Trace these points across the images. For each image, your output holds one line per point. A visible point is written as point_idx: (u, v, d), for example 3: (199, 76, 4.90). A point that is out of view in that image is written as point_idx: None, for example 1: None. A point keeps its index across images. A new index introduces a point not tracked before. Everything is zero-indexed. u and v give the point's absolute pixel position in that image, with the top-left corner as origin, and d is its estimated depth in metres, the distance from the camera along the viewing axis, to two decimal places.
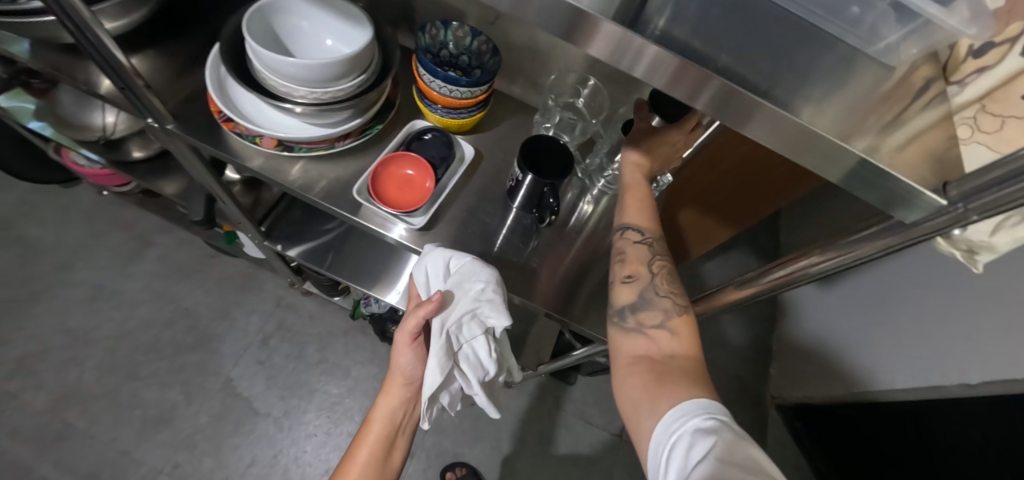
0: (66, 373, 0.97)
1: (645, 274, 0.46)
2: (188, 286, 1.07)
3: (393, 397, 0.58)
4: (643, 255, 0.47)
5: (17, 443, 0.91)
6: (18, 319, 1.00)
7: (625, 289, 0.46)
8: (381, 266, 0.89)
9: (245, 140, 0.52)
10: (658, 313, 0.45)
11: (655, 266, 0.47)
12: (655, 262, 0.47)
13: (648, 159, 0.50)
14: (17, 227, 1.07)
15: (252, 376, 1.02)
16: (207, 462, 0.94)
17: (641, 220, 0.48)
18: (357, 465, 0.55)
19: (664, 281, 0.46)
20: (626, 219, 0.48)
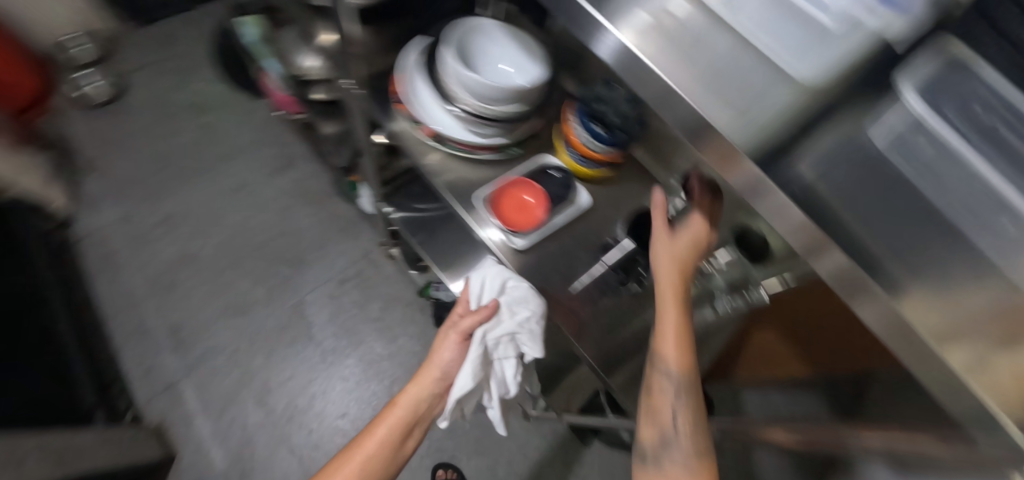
0: (193, 240, 1.17)
1: (667, 414, 0.45)
2: (305, 210, 1.23)
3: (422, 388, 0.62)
4: (669, 395, 0.45)
5: (141, 278, 1.11)
6: (181, 184, 1.22)
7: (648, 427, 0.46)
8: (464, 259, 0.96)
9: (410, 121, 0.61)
10: (678, 455, 0.44)
11: (680, 406, 0.44)
12: (680, 402, 0.44)
13: (677, 277, 0.47)
14: (210, 115, 1.32)
15: (320, 306, 1.14)
16: (258, 359, 1.08)
17: (672, 357, 0.44)
18: (377, 438, 0.60)
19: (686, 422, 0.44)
20: (655, 354, 0.46)
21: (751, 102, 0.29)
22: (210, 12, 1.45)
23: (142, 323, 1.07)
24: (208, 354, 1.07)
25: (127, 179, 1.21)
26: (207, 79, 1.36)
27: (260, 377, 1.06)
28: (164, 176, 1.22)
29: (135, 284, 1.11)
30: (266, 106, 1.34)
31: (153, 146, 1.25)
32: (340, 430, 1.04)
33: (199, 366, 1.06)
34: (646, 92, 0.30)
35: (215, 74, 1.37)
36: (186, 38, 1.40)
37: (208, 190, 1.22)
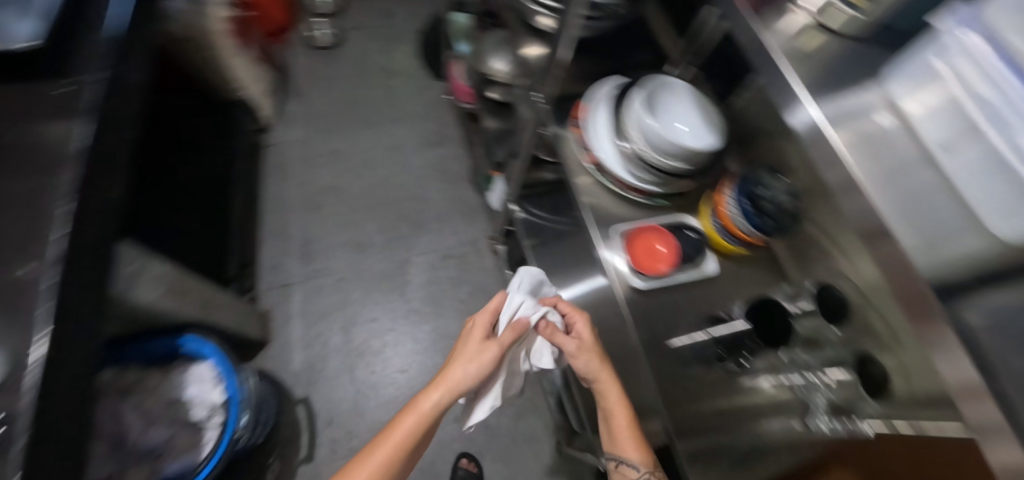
0: (345, 176, 1.35)
1: None
2: (439, 185, 1.37)
3: (446, 393, 0.62)
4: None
5: (295, 190, 1.31)
6: (353, 128, 1.43)
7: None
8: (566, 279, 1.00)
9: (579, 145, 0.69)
10: None
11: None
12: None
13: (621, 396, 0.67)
14: (396, 80, 1.52)
15: (420, 270, 1.26)
16: (356, 293, 1.21)
17: (635, 456, 0.64)
18: (400, 437, 0.61)
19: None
20: (622, 452, 0.65)
21: (936, 234, 0.31)
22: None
23: (283, 228, 1.26)
24: (321, 273, 1.22)
25: (316, 111, 1.43)
26: (404, 50, 1.57)
27: (351, 309, 1.19)
28: (343, 117, 1.44)
29: (290, 195, 1.31)
30: (441, 87, 1.51)
31: (345, 91, 1.48)
32: (396, 383, 1.13)
33: (311, 279, 1.22)
34: (839, 192, 0.33)
35: (412, 48, 1.57)
36: (402, 14, 1.64)
37: (372, 140, 1.41)
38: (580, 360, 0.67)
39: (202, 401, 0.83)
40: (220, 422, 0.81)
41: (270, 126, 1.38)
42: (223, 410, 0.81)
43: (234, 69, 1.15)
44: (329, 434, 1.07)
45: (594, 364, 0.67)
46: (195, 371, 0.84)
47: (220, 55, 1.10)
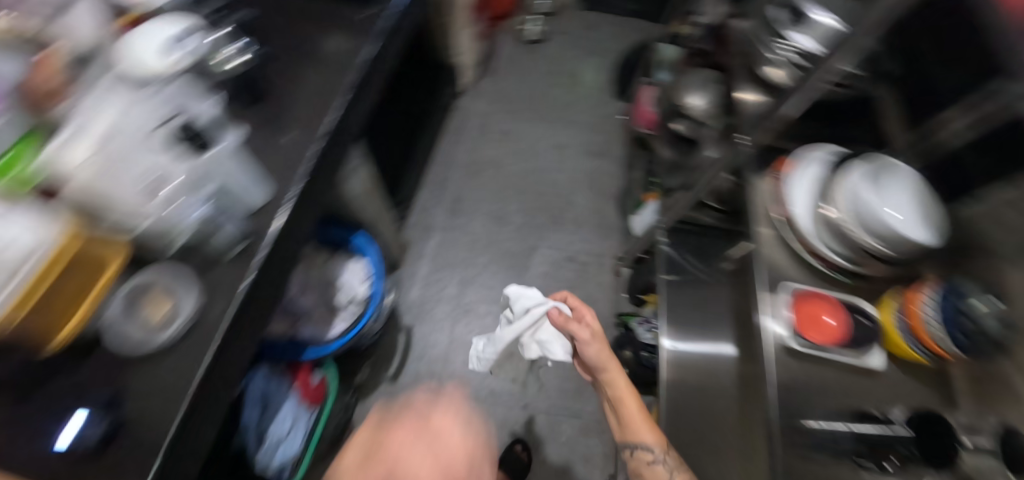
0: (509, 154, 1.45)
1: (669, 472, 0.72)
2: (587, 192, 1.41)
3: None
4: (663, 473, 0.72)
5: (465, 150, 1.43)
6: (531, 114, 1.51)
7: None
8: (692, 323, 1.00)
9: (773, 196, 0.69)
10: None
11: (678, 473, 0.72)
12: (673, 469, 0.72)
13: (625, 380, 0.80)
14: (584, 84, 1.58)
15: (542, 261, 1.31)
16: (480, 258, 1.30)
17: (650, 440, 0.74)
18: None
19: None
20: (639, 438, 0.75)
21: None
22: (641, 19, 1.70)
23: (443, 181, 1.38)
24: (458, 231, 1.32)
25: (506, 91, 1.54)
26: (601, 62, 1.62)
27: (472, 270, 1.28)
28: (526, 101, 1.53)
29: (460, 156, 1.42)
30: (622, 106, 1.55)
31: (535, 82, 1.56)
32: None
33: (447, 233, 1.32)
34: None
35: (608, 62, 1.62)
36: (611, 27, 1.69)
37: (542, 132, 1.49)
38: (590, 347, 0.81)
39: (348, 290, 0.96)
40: (355, 313, 0.94)
41: (464, 91, 1.51)
42: (362, 303, 0.95)
43: (457, 38, 1.32)
44: (415, 368, 1.18)
45: (599, 351, 0.80)
46: (350, 265, 0.98)
47: (454, 23, 1.26)
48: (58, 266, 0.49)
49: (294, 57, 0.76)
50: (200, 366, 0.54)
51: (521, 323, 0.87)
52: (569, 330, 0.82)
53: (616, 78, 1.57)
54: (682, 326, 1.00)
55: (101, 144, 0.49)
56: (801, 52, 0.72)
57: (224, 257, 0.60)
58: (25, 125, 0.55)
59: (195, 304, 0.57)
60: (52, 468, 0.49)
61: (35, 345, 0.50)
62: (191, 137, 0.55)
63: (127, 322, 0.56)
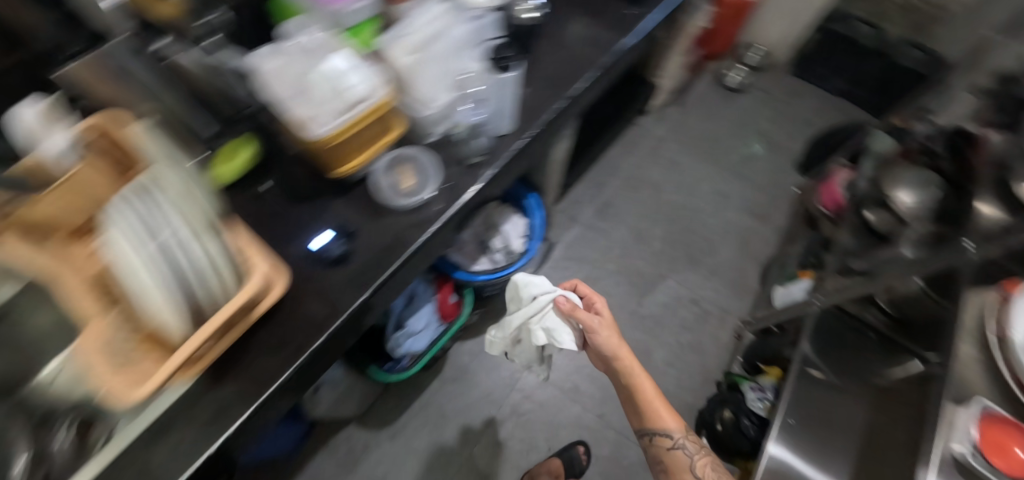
0: (668, 182, 1.47)
1: (689, 465, 0.72)
2: (734, 247, 1.38)
3: None
4: (682, 460, 0.72)
5: (628, 165, 1.48)
6: (704, 154, 1.51)
7: (679, 473, 0.72)
8: (814, 429, 0.93)
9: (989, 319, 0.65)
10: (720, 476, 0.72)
11: (698, 458, 0.73)
12: (693, 456, 0.73)
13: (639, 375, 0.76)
14: (768, 144, 1.53)
15: (664, 293, 1.32)
16: (608, 266, 1.34)
17: (672, 425, 0.75)
18: None
19: (704, 469, 0.72)
20: (661, 426, 0.75)
21: None
22: (848, 100, 1.60)
23: (600, 184, 1.44)
24: (598, 232, 1.37)
25: (688, 125, 1.56)
26: (795, 130, 1.56)
27: (597, 273, 1.32)
28: (704, 140, 1.54)
29: (624, 168, 1.47)
30: (800, 180, 1.48)
31: (720, 127, 1.56)
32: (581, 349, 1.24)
33: (588, 230, 1.38)
34: None
35: (803, 133, 1.55)
36: (816, 99, 1.62)
37: (709, 175, 1.48)
38: (603, 334, 0.75)
39: (504, 238, 1.04)
40: (501, 261, 1.01)
41: (649, 112, 1.55)
42: (512, 256, 1.02)
43: (667, 62, 1.37)
44: None
45: (611, 336, 0.75)
46: (516, 218, 1.06)
47: (671, 48, 1.31)
48: (369, 116, 0.60)
49: (555, 25, 0.86)
50: (418, 237, 0.65)
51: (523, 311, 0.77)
52: (579, 317, 0.75)
53: (805, 150, 1.50)
54: (802, 428, 0.93)
55: (423, 45, 0.64)
56: None
57: (466, 162, 0.71)
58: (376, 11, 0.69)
59: (436, 187, 0.68)
60: (304, 261, 0.62)
61: (328, 165, 0.63)
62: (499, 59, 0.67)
63: (384, 177, 0.67)
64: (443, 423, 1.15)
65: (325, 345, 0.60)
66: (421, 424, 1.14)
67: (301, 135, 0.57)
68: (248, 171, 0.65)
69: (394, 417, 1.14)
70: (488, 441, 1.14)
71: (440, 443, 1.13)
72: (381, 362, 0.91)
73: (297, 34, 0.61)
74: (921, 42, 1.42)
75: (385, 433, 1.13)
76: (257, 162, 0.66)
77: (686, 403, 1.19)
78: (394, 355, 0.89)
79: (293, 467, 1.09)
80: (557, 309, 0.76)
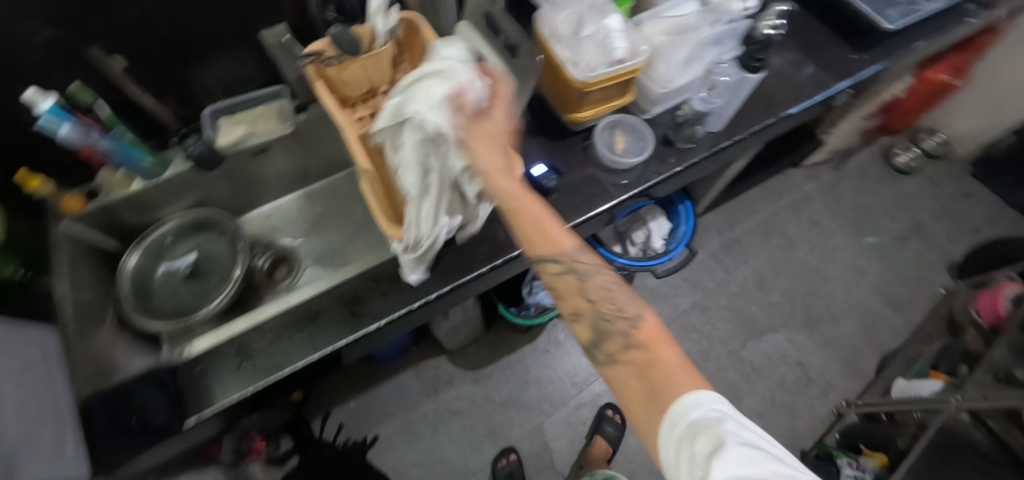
0: (804, 239, 1.42)
1: (584, 306, 0.48)
2: (857, 325, 1.32)
3: None
4: (575, 288, 0.47)
5: (767, 210, 1.46)
6: (849, 225, 1.45)
7: (570, 300, 0.48)
8: None
9: None
10: (630, 309, 0.46)
11: (592, 294, 0.47)
12: (588, 288, 0.47)
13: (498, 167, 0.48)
14: (923, 236, 1.44)
15: (770, 344, 1.28)
16: (720, 299, 1.32)
17: (555, 241, 0.47)
18: None
19: (597, 294, 0.48)
20: (539, 251, 0.47)
21: None
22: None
23: (733, 220, 1.43)
24: (719, 265, 1.36)
25: (839, 192, 1.50)
26: (956, 231, 1.45)
27: (706, 303, 1.32)
28: (852, 211, 1.47)
29: (761, 212, 1.45)
30: (949, 283, 1.38)
31: (874, 203, 1.49)
32: None
33: (709, 260, 1.37)
34: None
35: (965, 237, 1.44)
36: (990, 206, 1.50)
37: (849, 246, 1.42)
38: (486, 155, 0.46)
39: (647, 235, 1.07)
40: (638, 254, 1.05)
41: (802, 167, 1.51)
42: (650, 253, 1.06)
43: (843, 123, 1.33)
44: None
45: (485, 135, 0.47)
46: (662, 219, 1.09)
47: (856, 109, 1.27)
48: (625, 75, 0.65)
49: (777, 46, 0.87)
50: (619, 196, 0.71)
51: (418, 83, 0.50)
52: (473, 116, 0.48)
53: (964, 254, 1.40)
54: None
55: (681, 30, 0.69)
56: None
57: (677, 145, 0.75)
58: None
59: (646, 155, 0.73)
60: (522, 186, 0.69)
61: (569, 108, 0.70)
62: (754, 60, 0.71)
63: (602, 134, 0.74)
64: (525, 387, 1.19)
65: (516, 259, 0.68)
66: (505, 379, 1.20)
67: (567, 74, 0.64)
68: None
69: (483, 364, 1.21)
70: (560, 417, 1.17)
71: (517, 403, 1.18)
72: (511, 305, 0.97)
73: None
74: None
75: (470, 376, 1.19)
76: None
77: None
78: (526, 301, 0.95)
79: (386, 373, 1.19)
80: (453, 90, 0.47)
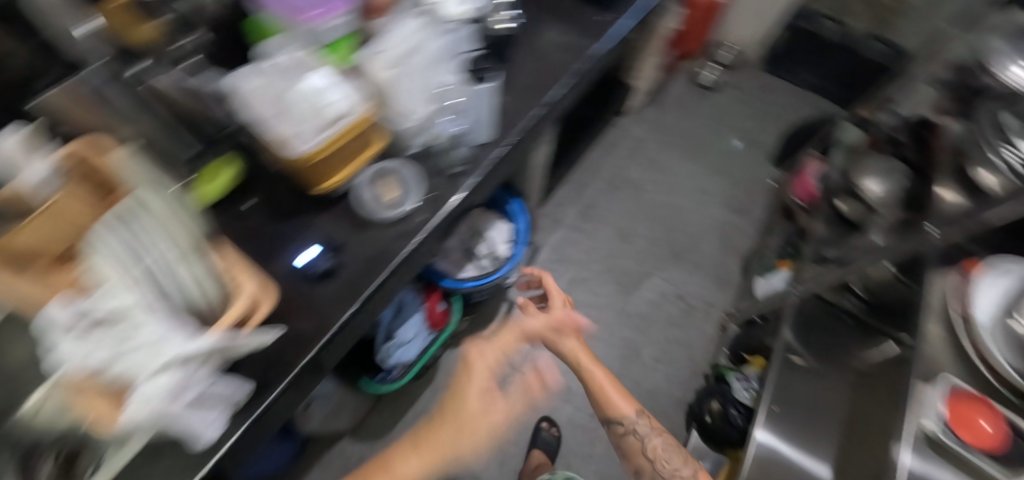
0: (649, 180, 1.49)
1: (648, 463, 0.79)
2: (717, 241, 1.41)
3: (424, 465, 0.67)
4: (637, 442, 0.82)
5: (608, 165, 1.50)
6: (683, 152, 1.54)
7: (636, 456, 0.81)
8: (807, 399, 0.98)
9: (953, 316, 0.67)
10: (686, 467, 0.77)
11: (652, 451, 0.80)
12: (649, 447, 0.80)
13: (580, 350, 0.89)
14: (744, 139, 1.57)
15: (650, 290, 1.34)
16: (594, 266, 1.35)
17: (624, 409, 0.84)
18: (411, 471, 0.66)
19: (656, 453, 0.79)
20: (608, 415, 0.85)
21: None
22: (817, 95, 1.65)
23: (582, 186, 1.46)
24: (583, 234, 1.39)
25: (665, 125, 1.58)
26: (768, 125, 1.60)
27: (584, 274, 1.34)
28: (682, 138, 1.57)
29: (605, 169, 1.49)
30: (776, 173, 1.52)
31: (696, 125, 1.59)
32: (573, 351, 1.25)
33: (572, 233, 1.39)
34: None
35: (777, 127, 1.59)
36: (788, 93, 1.66)
37: (688, 173, 1.51)
38: (565, 339, 0.91)
39: (490, 244, 1.05)
40: (488, 267, 1.03)
41: (627, 113, 1.58)
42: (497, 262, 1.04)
43: (643, 64, 1.40)
44: None
45: (564, 316, 0.92)
46: (500, 224, 1.08)
47: (648, 50, 1.34)
48: (352, 132, 0.61)
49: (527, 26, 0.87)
50: (405, 248, 0.67)
51: (118, 305, 0.41)
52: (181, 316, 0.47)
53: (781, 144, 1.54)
54: (792, 402, 0.97)
55: (401, 59, 0.66)
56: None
57: (447, 173, 0.72)
58: (354, 25, 0.69)
59: (414, 204, 0.69)
60: (289, 277, 0.62)
61: (311, 182, 0.64)
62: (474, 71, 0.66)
63: (367, 191, 0.68)
64: None
65: (315, 360, 0.60)
66: None
67: (283, 153, 0.58)
68: (230, 190, 0.66)
69: (388, 428, 1.14)
70: None
71: None
72: (373, 374, 0.92)
73: (276, 52, 0.61)
74: (888, 36, 1.46)
75: (379, 446, 1.12)
76: (239, 182, 0.67)
77: (677, 399, 1.21)
78: (386, 366, 0.90)
79: None
80: (155, 303, 0.45)
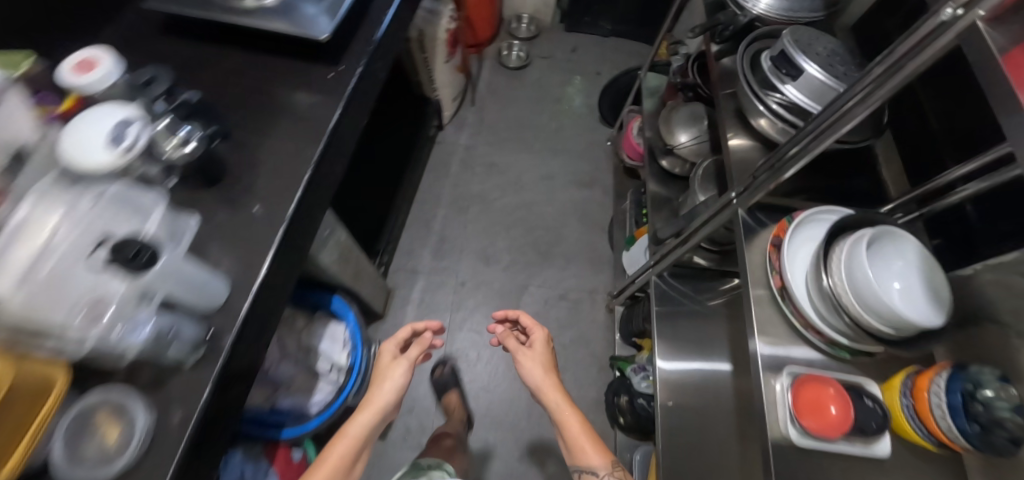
0: (492, 186, 1.39)
1: None
2: (579, 224, 1.37)
3: (371, 417, 0.68)
4: None
5: (447, 187, 1.38)
6: (516, 143, 1.46)
7: None
8: (693, 335, 1.03)
9: (771, 286, 0.65)
10: None
11: None
12: None
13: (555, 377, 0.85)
14: (569, 107, 1.51)
15: (532, 302, 1.27)
16: (468, 301, 1.25)
17: (596, 460, 0.77)
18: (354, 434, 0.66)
19: None
20: (577, 463, 0.79)
21: None
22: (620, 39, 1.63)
23: (427, 221, 1.33)
24: (445, 273, 1.28)
25: (489, 122, 1.48)
26: (586, 85, 1.56)
27: (460, 315, 1.24)
28: (510, 129, 1.48)
29: (444, 193, 1.37)
30: (610, 131, 1.49)
31: (519, 109, 1.51)
32: (477, 402, 1.16)
33: (434, 277, 1.27)
34: None
35: (595, 84, 1.56)
36: (594, 45, 1.62)
37: (528, 163, 1.43)
38: (531, 369, 0.86)
39: (329, 356, 0.92)
40: (338, 381, 0.90)
41: (445, 124, 1.46)
42: (345, 372, 0.90)
43: (437, 76, 1.27)
44: (405, 422, 1.13)
45: (539, 343, 0.91)
46: (335, 329, 0.94)
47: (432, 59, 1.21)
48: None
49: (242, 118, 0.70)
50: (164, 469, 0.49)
51: None
52: None
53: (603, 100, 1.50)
54: (681, 347, 1.01)
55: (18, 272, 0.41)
56: (786, 101, 0.68)
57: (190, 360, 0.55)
58: None
59: (146, 421, 0.51)
60: None
61: None
62: (136, 255, 0.45)
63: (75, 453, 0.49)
64: None
65: None
66: None
67: None
68: None
69: None
70: None
71: None
72: None
73: None
74: None
75: None
76: None
77: (594, 402, 1.17)
78: None
79: None
80: None
